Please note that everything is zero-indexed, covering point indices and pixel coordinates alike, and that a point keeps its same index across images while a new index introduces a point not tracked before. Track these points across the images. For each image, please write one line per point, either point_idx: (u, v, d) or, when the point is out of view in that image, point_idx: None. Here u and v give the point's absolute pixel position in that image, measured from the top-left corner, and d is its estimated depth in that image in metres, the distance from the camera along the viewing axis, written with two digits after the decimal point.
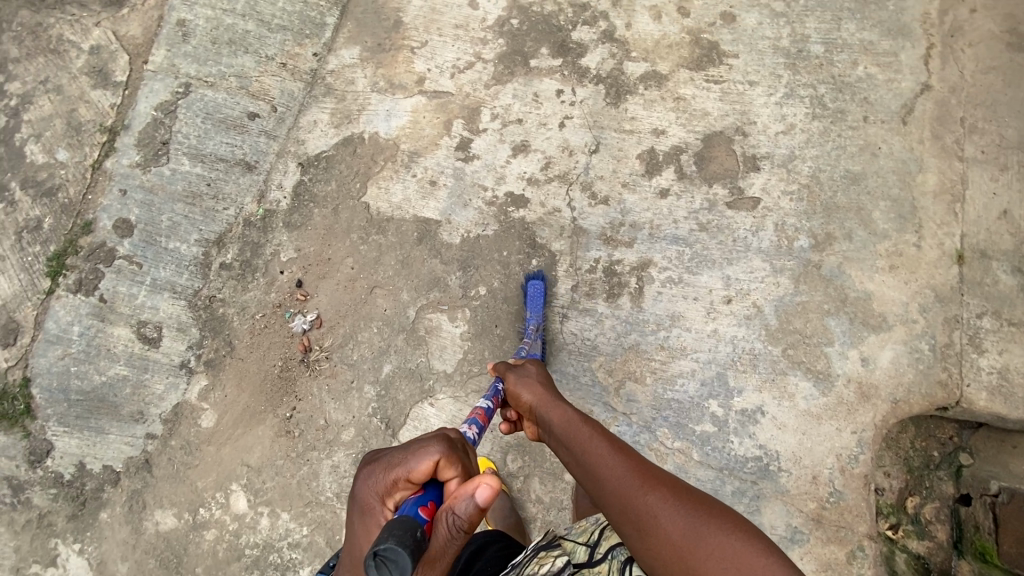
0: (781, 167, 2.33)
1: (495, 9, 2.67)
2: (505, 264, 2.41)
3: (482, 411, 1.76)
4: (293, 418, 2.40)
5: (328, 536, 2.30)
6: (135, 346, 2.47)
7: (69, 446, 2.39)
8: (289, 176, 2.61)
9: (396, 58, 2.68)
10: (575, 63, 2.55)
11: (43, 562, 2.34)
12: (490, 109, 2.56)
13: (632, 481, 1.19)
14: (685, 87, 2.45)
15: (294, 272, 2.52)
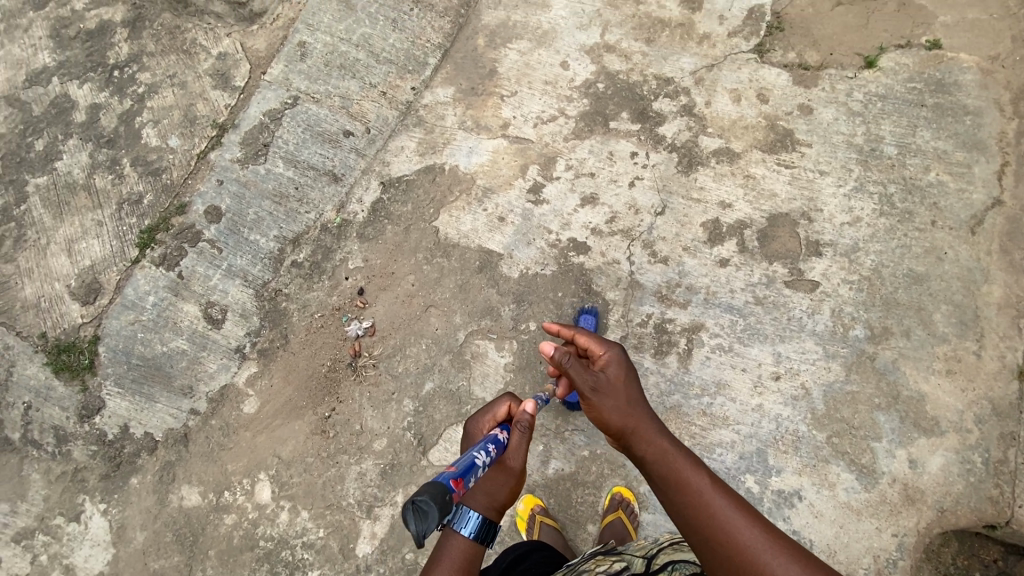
0: (843, 257, 2.38)
1: (584, 72, 2.88)
2: (558, 305, 2.48)
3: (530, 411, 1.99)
4: (331, 419, 2.45)
5: (343, 542, 2.30)
6: (200, 324, 2.60)
7: (119, 407, 2.51)
8: (370, 192, 2.79)
9: (486, 102, 2.90)
10: (653, 130, 2.70)
11: (67, 516, 2.41)
12: (566, 159, 2.72)
13: (753, 543, 1.12)
14: (756, 166, 2.56)
15: (358, 279, 2.65)
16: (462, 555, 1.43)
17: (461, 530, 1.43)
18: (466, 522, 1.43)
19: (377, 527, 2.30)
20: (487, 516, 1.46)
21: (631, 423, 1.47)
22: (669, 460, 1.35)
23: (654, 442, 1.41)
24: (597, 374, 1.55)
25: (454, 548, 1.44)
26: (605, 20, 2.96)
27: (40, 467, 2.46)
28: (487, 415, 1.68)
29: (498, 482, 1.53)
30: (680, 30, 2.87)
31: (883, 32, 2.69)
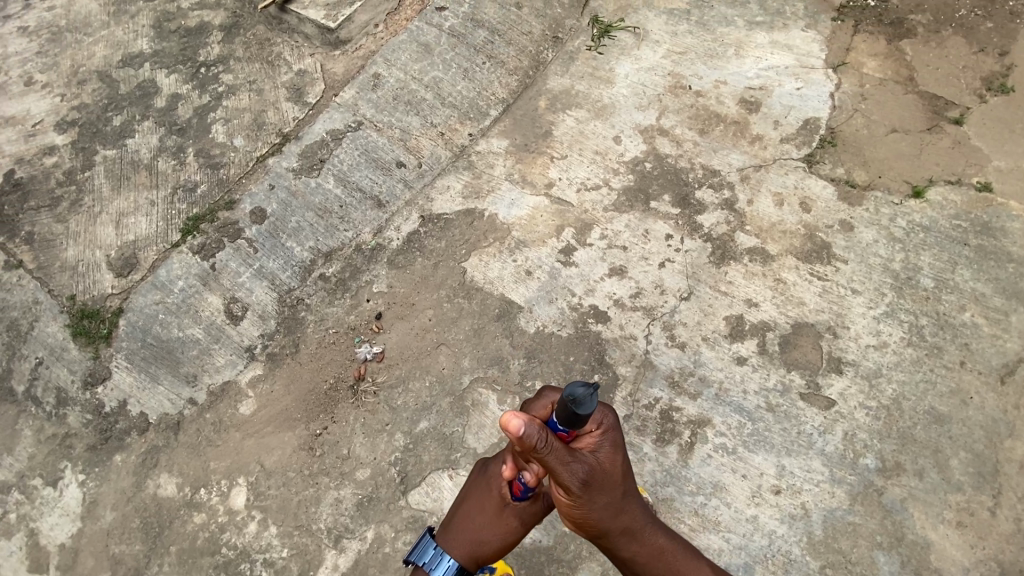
0: (863, 379, 2.33)
1: (635, 149, 2.97)
2: (568, 369, 2.46)
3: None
4: (321, 437, 2.44)
5: (303, 568, 2.22)
6: (219, 317, 2.65)
7: (122, 382, 2.54)
8: (409, 223, 2.88)
9: (536, 160, 3.01)
10: (692, 217, 2.75)
11: (45, 480, 2.41)
12: (602, 228, 2.77)
13: None
14: (789, 271, 2.57)
15: (378, 304, 2.69)
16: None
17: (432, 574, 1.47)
18: (440, 567, 1.48)
19: (341, 558, 2.22)
20: (464, 565, 1.48)
21: (626, 522, 1.35)
22: (666, 557, 1.37)
23: (648, 536, 1.37)
24: (588, 458, 1.27)
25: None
26: (664, 105, 3.08)
27: (34, 425, 2.49)
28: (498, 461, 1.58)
29: (495, 530, 1.49)
30: (734, 127, 2.97)
31: (934, 166, 2.73)
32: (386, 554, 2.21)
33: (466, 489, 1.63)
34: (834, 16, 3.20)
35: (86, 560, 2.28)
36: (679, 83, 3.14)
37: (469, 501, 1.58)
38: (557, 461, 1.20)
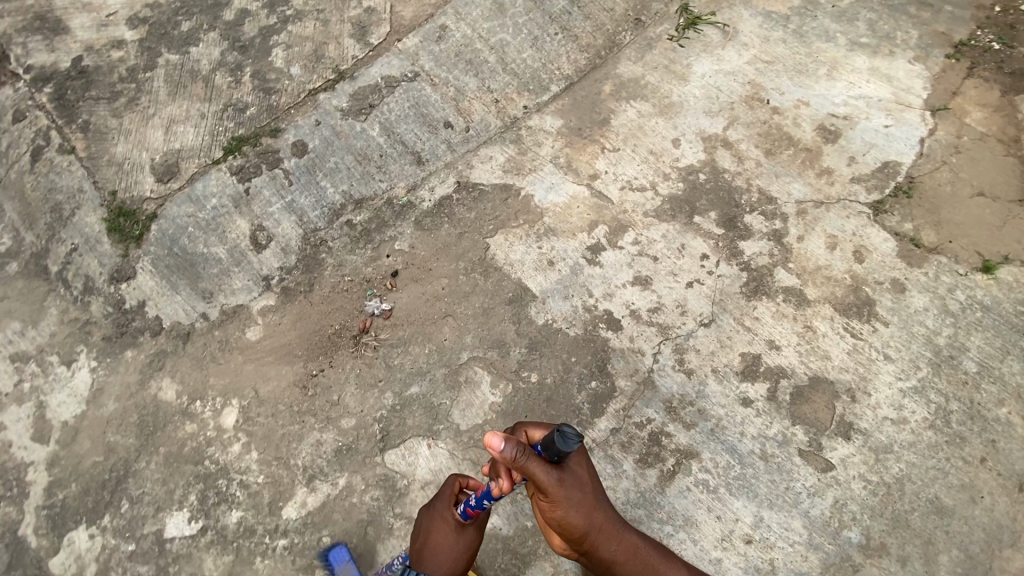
0: (870, 450, 2.20)
1: (692, 157, 2.81)
2: (567, 368, 2.41)
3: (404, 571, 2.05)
4: (316, 378, 2.49)
5: (274, 497, 2.30)
6: (244, 241, 2.71)
7: (145, 284, 2.65)
8: (443, 187, 2.83)
9: (586, 147, 2.88)
10: (733, 241, 2.60)
11: (63, 359, 2.57)
12: (637, 233, 2.65)
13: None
14: (821, 321, 2.42)
15: (396, 262, 2.69)
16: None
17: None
18: None
19: (311, 497, 2.30)
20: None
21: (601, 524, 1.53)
22: (637, 553, 1.58)
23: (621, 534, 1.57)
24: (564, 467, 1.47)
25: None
26: (734, 116, 2.89)
27: (61, 305, 2.66)
28: (443, 499, 1.85)
29: (461, 546, 1.78)
30: (804, 154, 2.76)
31: (1016, 242, 2.48)
32: (352, 504, 2.28)
33: (421, 529, 1.86)
34: (950, 52, 2.88)
35: (84, 441, 2.44)
36: (757, 95, 2.92)
37: (431, 535, 1.80)
38: (538, 470, 1.40)
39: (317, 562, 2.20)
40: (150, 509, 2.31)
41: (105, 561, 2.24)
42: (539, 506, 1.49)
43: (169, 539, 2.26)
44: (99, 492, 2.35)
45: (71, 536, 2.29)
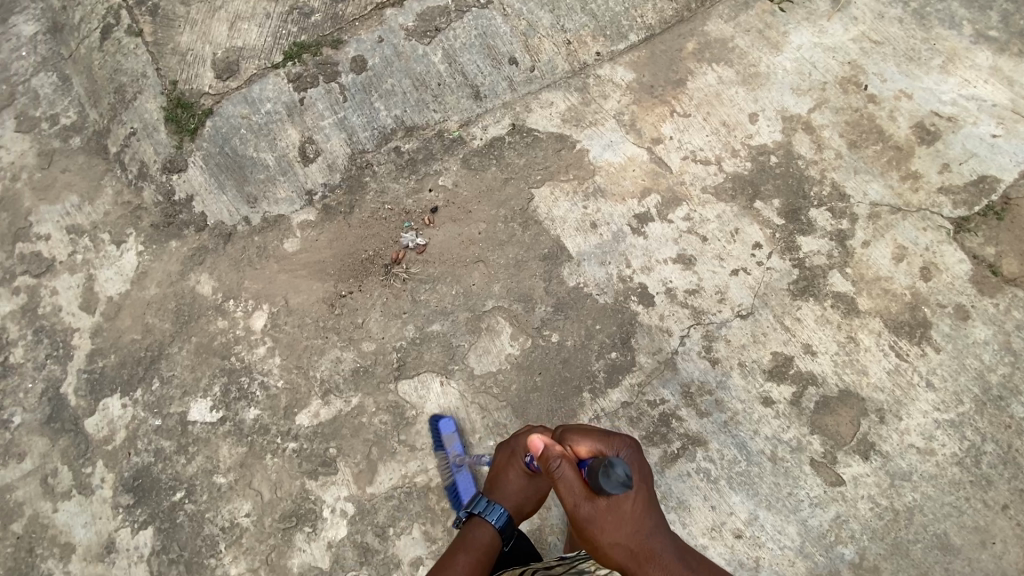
0: (886, 474, 2.12)
1: (767, 137, 2.61)
2: (590, 334, 2.38)
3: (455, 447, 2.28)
4: (344, 299, 2.54)
5: (290, 403, 2.41)
6: (293, 152, 2.71)
7: (194, 179, 2.71)
8: (497, 127, 2.73)
9: (655, 107, 2.70)
10: (791, 234, 2.44)
11: (114, 239, 2.70)
12: (690, 209, 2.51)
13: None
14: (866, 334, 2.28)
15: (437, 198, 2.65)
16: (484, 544, 1.57)
17: (489, 520, 1.58)
18: (494, 513, 1.59)
19: (324, 409, 2.40)
20: (512, 516, 1.62)
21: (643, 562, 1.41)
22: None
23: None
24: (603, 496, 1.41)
25: (473, 543, 1.57)
26: (823, 98, 2.64)
27: (117, 187, 2.77)
28: (525, 439, 1.69)
29: (530, 491, 1.67)
30: (892, 153, 2.52)
31: None
32: (361, 424, 2.37)
33: (494, 457, 1.74)
34: None
35: (125, 318, 2.59)
36: (855, 77, 2.65)
37: (501, 471, 1.69)
38: (568, 487, 1.41)
39: (321, 470, 2.32)
40: (177, 392, 2.46)
41: (133, 430, 2.43)
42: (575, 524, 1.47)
43: (191, 422, 2.42)
44: (134, 367, 2.51)
45: (106, 402, 2.48)
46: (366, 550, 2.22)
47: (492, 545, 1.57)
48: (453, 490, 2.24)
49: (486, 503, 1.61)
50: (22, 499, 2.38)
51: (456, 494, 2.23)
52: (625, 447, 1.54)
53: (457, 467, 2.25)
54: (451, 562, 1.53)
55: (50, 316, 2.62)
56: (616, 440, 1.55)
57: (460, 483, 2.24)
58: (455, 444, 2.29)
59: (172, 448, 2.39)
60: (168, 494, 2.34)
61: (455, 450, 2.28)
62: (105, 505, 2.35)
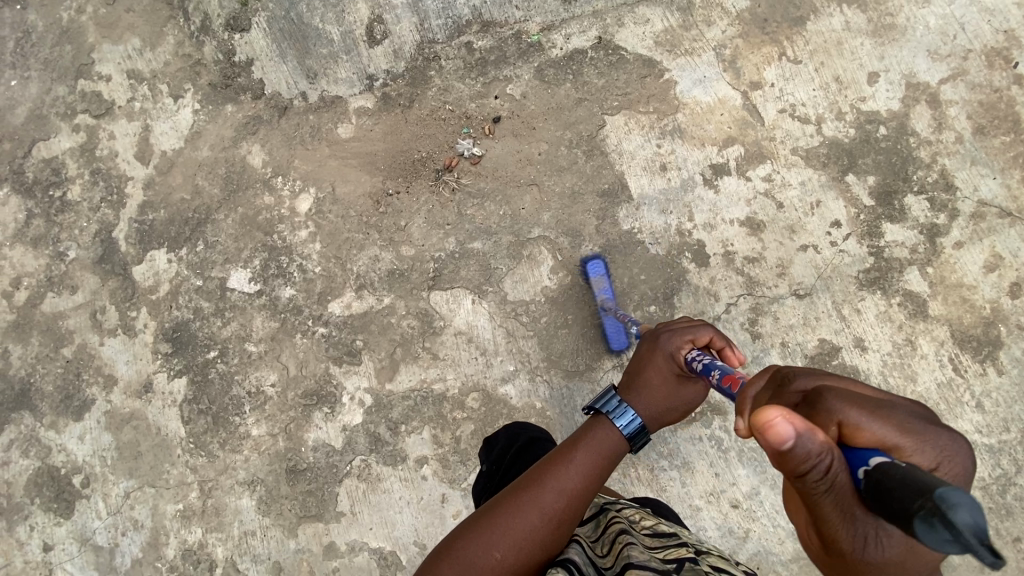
0: None
1: (882, 102, 2.29)
2: (632, 282, 2.28)
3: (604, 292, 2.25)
4: (390, 197, 2.48)
5: (323, 290, 2.45)
6: (360, 30, 2.55)
7: (256, 43, 2.60)
8: (581, 39, 2.49)
9: (762, 46, 2.40)
10: (877, 219, 2.21)
11: (172, 92, 2.66)
12: (773, 169, 2.29)
13: None
14: (927, 341, 2.12)
15: (502, 107, 2.48)
16: (607, 446, 1.39)
17: (616, 423, 1.41)
18: (624, 418, 1.41)
19: (356, 302, 2.43)
20: (647, 425, 1.44)
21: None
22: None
23: None
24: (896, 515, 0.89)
25: (594, 438, 1.40)
26: (962, 68, 2.28)
27: (178, 37, 2.68)
28: (685, 335, 1.49)
29: (674, 401, 1.47)
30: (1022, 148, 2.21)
31: None
32: (389, 323, 2.40)
33: (635, 354, 1.56)
34: None
35: (176, 176, 2.60)
36: (1006, 51, 2.27)
37: (646, 366, 1.50)
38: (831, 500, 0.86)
39: (346, 358, 2.40)
40: (220, 258, 2.52)
41: (176, 286, 2.53)
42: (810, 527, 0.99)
43: (230, 288, 2.49)
44: (181, 226, 2.57)
45: (154, 254, 2.57)
46: (377, 440, 2.34)
47: (613, 447, 1.40)
48: (603, 332, 2.27)
49: (616, 405, 1.43)
50: (73, 328, 2.56)
51: (608, 334, 2.25)
52: (921, 447, 0.92)
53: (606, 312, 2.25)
54: (563, 462, 1.36)
55: (107, 160, 2.65)
56: (912, 439, 0.93)
57: (613, 322, 2.24)
58: (606, 290, 2.26)
59: (210, 309, 2.49)
60: (203, 351, 2.47)
61: (608, 297, 2.25)
62: (145, 349, 2.51)
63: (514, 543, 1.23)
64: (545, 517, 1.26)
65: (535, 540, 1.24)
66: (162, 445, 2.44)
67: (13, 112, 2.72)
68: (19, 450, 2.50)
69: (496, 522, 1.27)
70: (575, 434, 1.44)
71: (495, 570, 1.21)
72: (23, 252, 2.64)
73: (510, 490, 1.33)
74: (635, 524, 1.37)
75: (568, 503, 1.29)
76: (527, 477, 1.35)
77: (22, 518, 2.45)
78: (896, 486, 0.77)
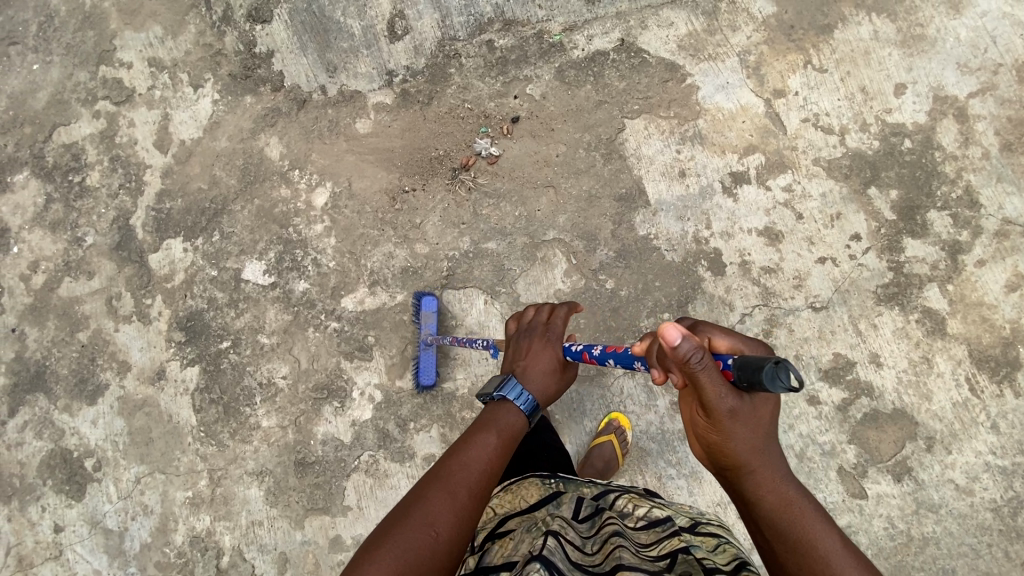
0: (913, 501, 2.05)
1: (908, 115, 2.26)
2: (646, 289, 2.26)
3: (426, 326, 2.30)
4: (406, 194, 2.48)
5: (337, 285, 2.45)
6: (381, 25, 2.54)
7: (278, 34, 2.60)
8: (603, 41, 2.46)
9: (787, 53, 2.36)
10: (898, 234, 2.18)
11: (192, 81, 2.66)
12: (794, 179, 2.26)
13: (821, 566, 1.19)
14: (944, 359, 2.10)
15: (521, 106, 2.47)
16: (510, 426, 1.49)
17: (519, 405, 1.51)
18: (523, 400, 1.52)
19: (369, 299, 2.43)
20: (541, 403, 1.57)
21: (762, 471, 1.24)
22: (790, 507, 1.21)
23: (775, 480, 1.23)
24: (748, 394, 1.17)
25: (499, 416, 1.50)
26: (992, 83, 2.24)
27: (200, 26, 2.68)
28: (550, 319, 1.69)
29: (557, 380, 1.64)
30: None
31: None
32: (401, 321, 2.41)
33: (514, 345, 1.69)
34: None
35: (194, 165, 2.61)
36: None
37: (530, 353, 1.64)
38: (706, 382, 1.13)
39: (357, 353, 2.41)
40: (235, 249, 2.53)
41: (191, 275, 2.54)
42: (692, 421, 1.26)
43: (244, 279, 2.50)
44: (198, 216, 2.58)
45: (170, 243, 2.58)
46: (385, 436, 2.35)
47: (521, 424, 1.51)
48: (417, 364, 2.32)
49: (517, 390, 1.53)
50: (89, 313, 2.59)
51: (418, 369, 2.30)
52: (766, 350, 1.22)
53: (425, 346, 2.30)
54: (472, 445, 1.40)
55: (126, 147, 2.67)
56: (758, 341, 1.23)
57: (427, 357, 2.29)
58: (429, 324, 2.30)
59: (224, 300, 2.51)
60: (216, 341, 2.49)
61: (428, 332, 2.30)
62: (159, 337, 2.53)
63: (450, 522, 1.21)
64: (471, 495, 1.29)
65: (465, 516, 1.25)
66: (173, 433, 2.46)
67: (35, 96, 2.74)
68: (33, 432, 2.53)
69: (422, 508, 1.23)
70: (481, 421, 1.50)
71: (434, 549, 1.16)
72: (41, 236, 2.67)
73: (428, 481, 1.30)
74: (629, 517, 1.41)
75: (485, 480, 1.34)
76: (443, 463, 1.35)
77: (34, 499, 2.49)
78: (752, 361, 1.06)
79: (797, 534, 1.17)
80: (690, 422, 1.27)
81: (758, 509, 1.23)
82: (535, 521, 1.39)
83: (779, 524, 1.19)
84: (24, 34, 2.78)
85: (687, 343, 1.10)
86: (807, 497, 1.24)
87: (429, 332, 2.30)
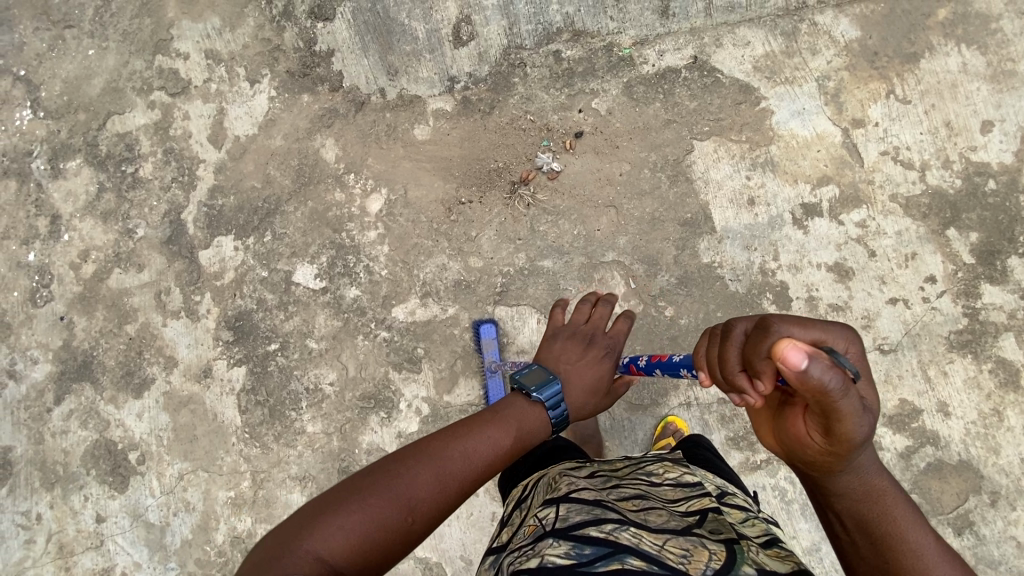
0: (972, 555, 1.99)
1: (994, 154, 2.16)
2: (707, 318, 2.21)
3: (491, 355, 2.28)
4: (463, 206, 2.43)
5: (388, 294, 2.42)
6: (446, 29, 2.47)
7: (339, 33, 2.54)
8: (675, 58, 2.38)
9: (870, 81, 2.26)
10: (975, 279, 2.10)
11: (248, 76, 2.62)
12: (869, 215, 2.18)
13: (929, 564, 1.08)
14: (1015, 412, 2.03)
15: (585, 121, 2.40)
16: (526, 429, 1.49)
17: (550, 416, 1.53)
18: (559, 411, 1.55)
19: (420, 310, 2.40)
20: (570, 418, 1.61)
21: (861, 467, 1.13)
22: (881, 499, 1.14)
23: (869, 474, 1.14)
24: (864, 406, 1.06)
25: (523, 414, 1.50)
26: None
27: (258, 20, 2.62)
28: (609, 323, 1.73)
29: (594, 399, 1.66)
30: None
31: None
32: (452, 335, 2.38)
33: (572, 341, 1.70)
34: None
35: (248, 163, 2.58)
36: None
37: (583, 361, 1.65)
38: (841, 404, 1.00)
39: (406, 365, 2.38)
40: (287, 250, 2.50)
41: (241, 275, 2.52)
42: (800, 439, 1.14)
43: (295, 282, 2.48)
44: (250, 215, 2.55)
45: (220, 240, 2.56)
46: None
47: (542, 430, 1.52)
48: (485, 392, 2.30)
49: (556, 401, 1.54)
50: (137, 306, 2.58)
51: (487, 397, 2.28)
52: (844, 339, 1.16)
53: (491, 373, 2.28)
54: (485, 439, 1.40)
55: (180, 140, 2.64)
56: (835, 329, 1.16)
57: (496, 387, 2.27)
58: (494, 353, 2.28)
59: (274, 302, 2.49)
60: (264, 343, 2.47)
61: (493, 359, 2.27)
62: (207, 334, 2.52)
63: (430, 522, 1.26)
64: (463, 491, 1.33)
65: (446, 507, 1.30)
66: (218, 432, 2.46)
67: (90, 82, 2.71)
68: (78, 421, 2.54)
69: (416, 485, 1.26)
70: (501, 411, 1.50)
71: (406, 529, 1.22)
72: (92, 225, 2.66)
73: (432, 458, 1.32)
74: (657, 477, 1.38)
75: (480, 478, 1.37)
76: (447, 448, 1.35)
77: (78, 488, 2.51)
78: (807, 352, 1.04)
79: (885, 527, 1.11)
80: (794, 438, 1.16)
81: (843, 506, 1.16)
82: (552, 485, 1.38)
83: (869, 519, 1.13)
84: (80, 17, 2.74)
85: (820, 360, 0.96)
86: (900, 491, 1.16)
87: (494, 358, 2.28)
